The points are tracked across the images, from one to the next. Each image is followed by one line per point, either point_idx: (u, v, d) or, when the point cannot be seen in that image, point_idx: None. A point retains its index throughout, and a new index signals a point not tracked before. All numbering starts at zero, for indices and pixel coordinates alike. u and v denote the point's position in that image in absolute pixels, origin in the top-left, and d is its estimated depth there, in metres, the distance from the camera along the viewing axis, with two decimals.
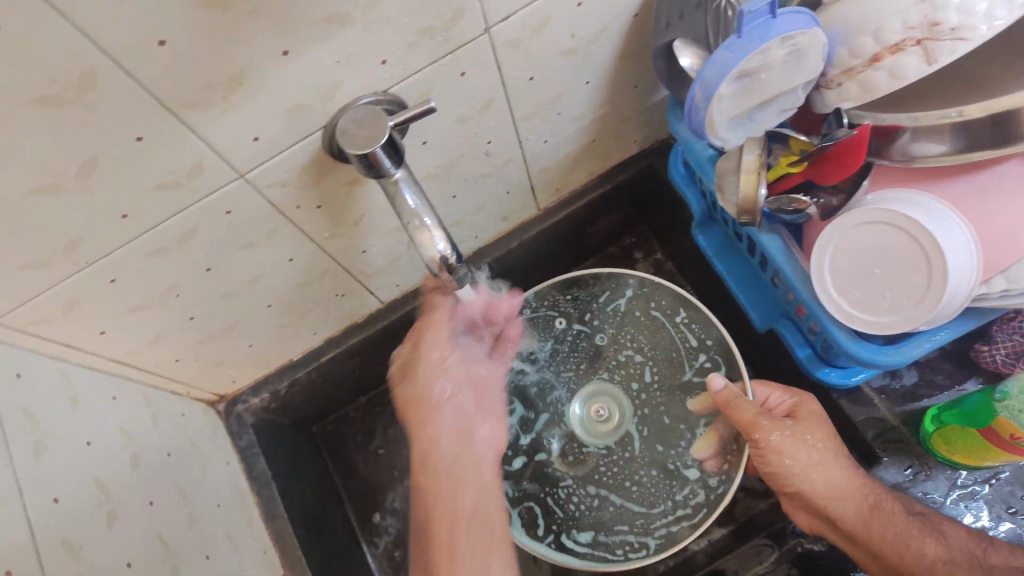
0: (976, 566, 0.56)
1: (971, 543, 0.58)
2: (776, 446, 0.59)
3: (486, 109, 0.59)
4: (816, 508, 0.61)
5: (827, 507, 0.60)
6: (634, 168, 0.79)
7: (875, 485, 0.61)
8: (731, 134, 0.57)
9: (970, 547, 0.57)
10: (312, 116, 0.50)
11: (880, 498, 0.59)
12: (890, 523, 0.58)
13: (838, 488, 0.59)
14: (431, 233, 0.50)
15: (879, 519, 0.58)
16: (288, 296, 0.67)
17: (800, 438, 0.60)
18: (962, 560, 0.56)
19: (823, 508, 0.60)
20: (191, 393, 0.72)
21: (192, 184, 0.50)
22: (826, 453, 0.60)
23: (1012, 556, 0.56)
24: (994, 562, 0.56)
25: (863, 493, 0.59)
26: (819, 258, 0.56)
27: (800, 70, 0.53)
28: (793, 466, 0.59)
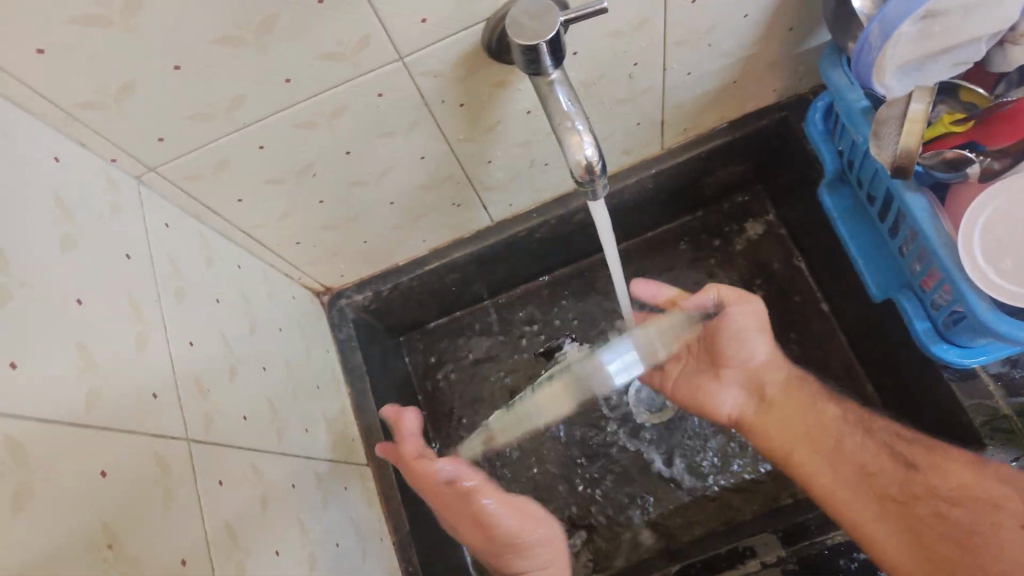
0: (862, 427, 0.63)
1: (864, 417, 0.64)
2: (735, 317, 0.64)
3: (641, 26, 0.58)
4: (749, 373, 0.68)
5: (757, 370, 0.67)
6: (764, 119, 0.77)
7: (802, 374, 0.68)
8: (896, 82, 0.54)
9: (860, 413, 0.64)
10: (481, 4, 0.50)
11: (802, 378, 0.67)
12: (806, 391, 0.66)
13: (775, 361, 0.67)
14: (581, 137, 0.50)
15: (799, 384, 0.66)
16: (410, 196, 0.69)
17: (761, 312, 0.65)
18: (853, 420, 0.64)
19: (755, 374, 0.67)
20: (303, 278, 0.75)
21: (355, 58, 0.51)
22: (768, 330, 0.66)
23: (894, 424, 0.63)
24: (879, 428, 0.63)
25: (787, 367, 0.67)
26: (974, 214, 0.53)
27: (991, 18, 0.50)
28: (747, 327, 0.65)
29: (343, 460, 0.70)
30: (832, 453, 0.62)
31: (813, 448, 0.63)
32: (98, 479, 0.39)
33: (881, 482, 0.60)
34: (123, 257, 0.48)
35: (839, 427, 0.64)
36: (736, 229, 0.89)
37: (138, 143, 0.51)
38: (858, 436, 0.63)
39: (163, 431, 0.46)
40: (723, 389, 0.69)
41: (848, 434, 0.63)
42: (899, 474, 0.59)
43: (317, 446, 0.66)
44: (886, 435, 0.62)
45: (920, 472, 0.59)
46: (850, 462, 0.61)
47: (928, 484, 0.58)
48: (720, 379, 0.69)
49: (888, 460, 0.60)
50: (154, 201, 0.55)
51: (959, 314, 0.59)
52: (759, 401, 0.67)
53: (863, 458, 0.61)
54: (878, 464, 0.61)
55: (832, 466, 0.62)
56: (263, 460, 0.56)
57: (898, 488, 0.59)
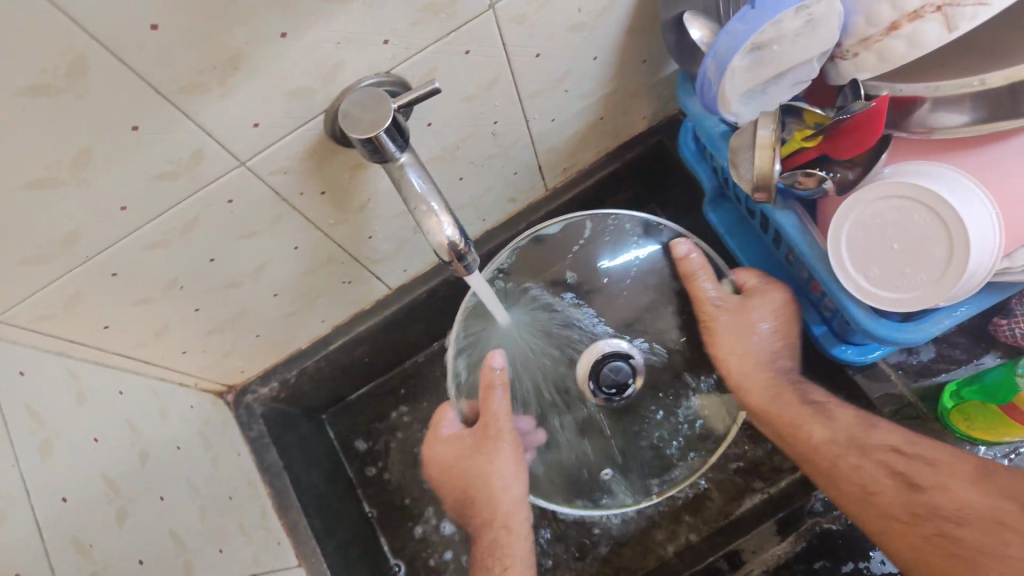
0: (856, 446, 0.56)
1: (858, 425, 0.57)
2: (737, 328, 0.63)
3: (491, 87, 0.57)
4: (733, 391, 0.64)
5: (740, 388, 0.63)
6: (642, 146, 0.77)
7: (798, 385, 0.61)
8: (743, 109, 0.56)
9: (852, 429, 0.56)
10: (313, 98, 0.48)
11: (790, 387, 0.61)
12: (786, 412, 0.60)
13: (748, 380, 0.63)
14: (439, 219, 0.49)
15: (780, 403, 0.60)
16: (294, 285, 0.66)
17: (736, 324, 0.63)
18: (844, 439, 0.56)
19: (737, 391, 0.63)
20: (199, 384, 0.71)
21: (192, 172, 0.48)
22: (779, 324, 0.62)
23: (889, 435, 0.55)
24: (873, 441, 0.55)
25: (765, 381, 0.62)
26: (837, 230, 0.54)
27: (814, 43, 0.51)
28: (730, 348, 0.63)
29: (270, 570, 0.66)
30: (826, 476, 0.57)
31: (811, 470, 0.58)
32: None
33: (883, 503, 0.53)
34: None
35: (829, 450, 0.56)
36: None
37: None
38: (854, 456, 0.55)
39: None
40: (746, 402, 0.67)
41: (834, 450, 0.56)
42: (899, 494, 0.52)
43: (235, 565, 0.62)
44: (880, 451, 0.54)
45: (924, 490, 0.51)
46: (874, 493, 0.53)
47: (926, 504, 0.51)
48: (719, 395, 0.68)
49: (887, 479, 0.53)
50: (5, 350, 0.51)
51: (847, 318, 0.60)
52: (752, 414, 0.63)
53: (866, 479, 0.54)
54: (880, 484, 0.53)
55: (833, 485, 0.56)
56: None
57: (922, 517, 0.50)
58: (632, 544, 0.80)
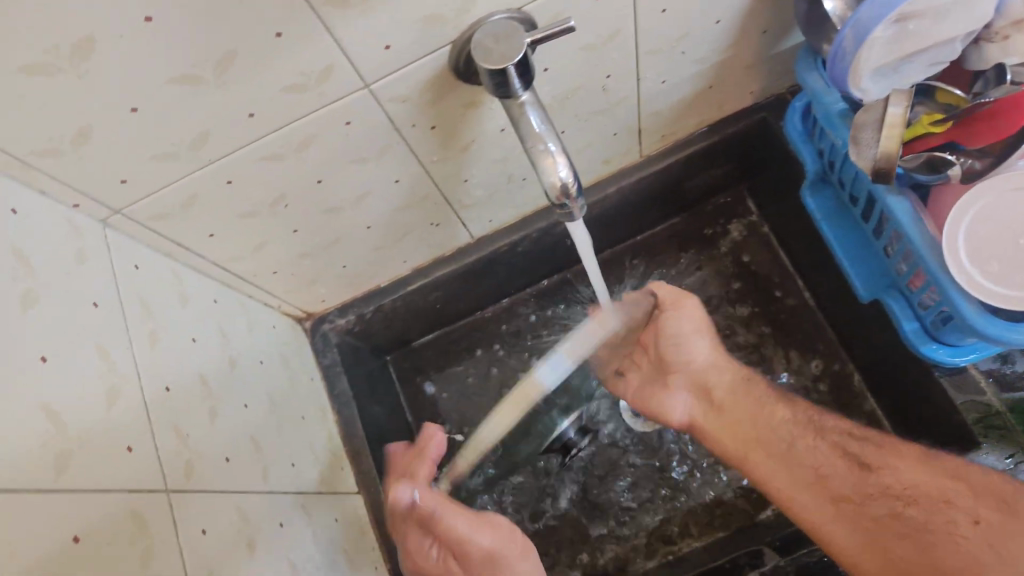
0: (813, 428, 0.60)
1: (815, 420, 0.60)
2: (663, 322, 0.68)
3: (612, 39, 0.56)
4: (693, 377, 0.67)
5: (704, 373, 0.67)
6: (744, 122, 0.75)
7: (751, 378, 0.66)
8: (873, 85, 0.52)
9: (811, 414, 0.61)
10: (445, 27, 0.49)
11: (753, 378, 0.65)
12: (749, 396, 0.64)
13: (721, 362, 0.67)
14: (555, 159, 0.49)
15: (746, 388, 0.65)
16: (387, 219, 0.67)
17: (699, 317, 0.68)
18: (804, 421, 0.60)
19: (702, 379, 0.67)
20: (282, 306, 0.73)
21: (319, 89, 0.49)
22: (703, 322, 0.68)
23: (843, 422, 0.59)
24: (829, 426, 0.60)
25: (734, 367, 0.67)
26: (960, 215, 0.52)
27: (965, 14, 0.49)
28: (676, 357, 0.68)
29: (332, 492, 0.68)
30: (780, 455, 0.60)
31: (763, 451, 0.60)
32: (71, 546, 0.39)
33: (834, 483, 0.56)
34: (90, 305, 0.47)
35: (791, 431, 0.60)
36: (721, 229, 0.88)
37: (100, 187, 0.49)
38: (810, 438, 0.59)
39: (140, 486, 0.45)
40: (672, 398, 0.68)
41: (790, 433, 0.60)
42: (850, 474, 0.55)
43: (303, 479, 0.65)
44: (834, 434, 0.59)
45: (874, 471, 0.55)
46: (818, 471, 0.57)
47: (881, 483, 0.54)
48: (668, 387, 0.69)
49: (840, 460, 0.57)
50: (123, 242, 0.54)
51: (948, 315, 0.58)
52: (707, 404, 0.66)
53: (819, 462, 0.57)
54: (832, 466, 0.57)
55: (784, 467, 0.59)
56: (248, 501, 0.56)
57: (848, 487, 0.55)
58: (689, 519, 0.79)
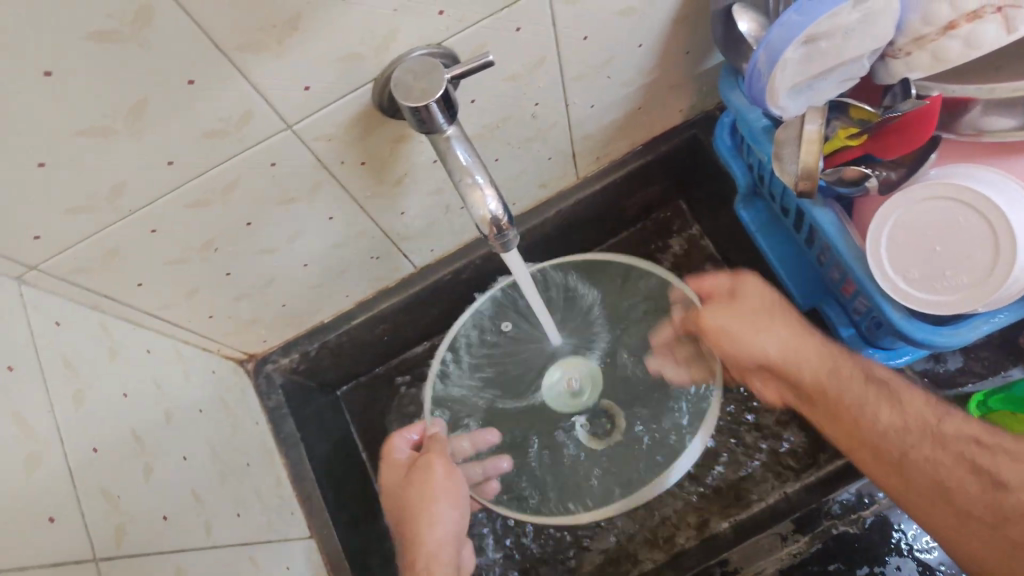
0: (932, 434, 0.47)
1: (927, 414, 0.48)
2: (726, 330, 0.56)
3: (536, 68, 0.57)
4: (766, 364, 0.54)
5: (792, 361, 0.53)
6: (676, 139, 0.77)
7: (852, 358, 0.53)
8: (789, 103, 0.54)
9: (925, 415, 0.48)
10: (364, 67, 0.48)
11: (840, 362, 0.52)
12: (846, 394, 0.50)
13: (796, 356, 0.53)
14: (483, 192, 0.49)
15: (842, 385, 0.51)
16: (324, 256, 0.66)
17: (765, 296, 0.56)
18: (918, 427, 0.48)
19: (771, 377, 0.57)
20: (221, 349, 0.71)
21: (240, 132, 0.48)
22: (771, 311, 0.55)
23: (967, 424, 0.47)
24: (949, 432, 0.47)
25: (822, 357, 0.52)
26: (878, 230, 0.54)
27: (870, 39, 0.51)
28: (732, 343, 0.55)
29: (283, 540, 0.66)
30: (892, 472, 0.48)
31: (881, 464, 0.48)
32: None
33: (962, 502, 0.45)
34: (5, 368, 0.45)
35: (902, 440, 0.48)
36: (662, 245, 0.89)
37: (9, 243, 0.47)
38: (927, 448, 0.47)
39: (63, 558, 0.43)
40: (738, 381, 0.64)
41: (902, 438, 0.48)
42: (981, 493, 0.44)
43: (250, 529, 0.62)
44: (959, 442, 0.46)
45: (1011, 491, 0.44)
46: (931, 484, 0.46)
47: (1010, 507, 0.43)
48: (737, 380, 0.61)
49: (968, 475, 0.45)
50: (41, 299, 0.52)
51: (879, 321, 0.59)
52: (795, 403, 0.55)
53: (940, 473, 0.46)
54: (963, 485, 0.45)
55: (906, 486, 0.47)
56: (190, 559, 0.53)
57: (977, 506, 0.44)
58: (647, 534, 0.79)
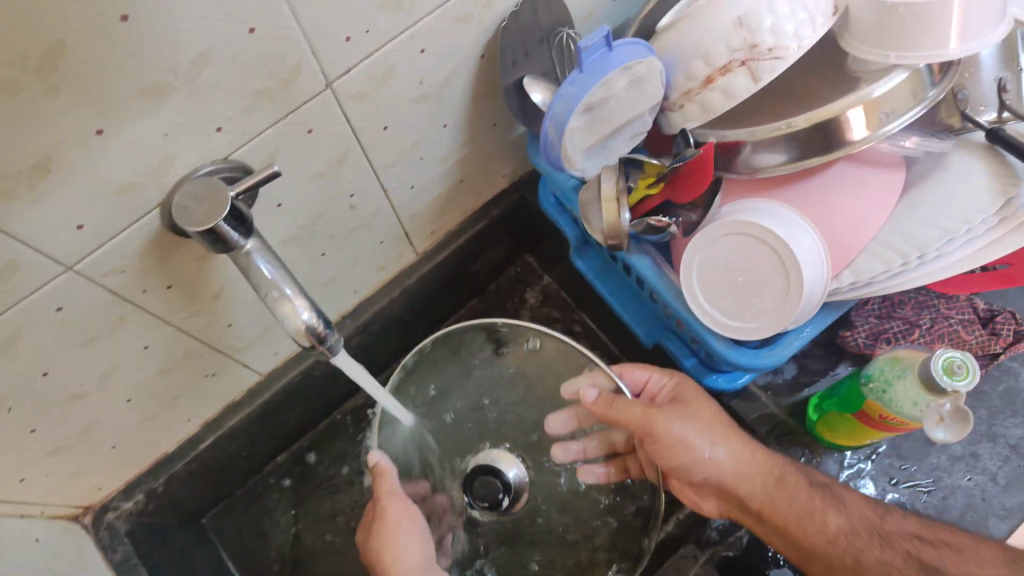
0: (875, 534, 0.54)
1: (868, 516, 0.55)
2: (666, 448, 0.56)
3: (340, 164, 0.57)
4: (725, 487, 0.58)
5: (733, 483, 0.57)
6: (506, 202, 0.79)
7: (782, 476, 0.57)
8: (587, 163, 0.58)
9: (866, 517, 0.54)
10: (143, 194, 0.46)
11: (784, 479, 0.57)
12: (786, 507, 0.56)
13: (734, 470, 0.57)
14: (293, 303, 0.47)
15: (784, 492, 0.56)
16: (149, 386, 0.61)
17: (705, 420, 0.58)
18: (862, 527, 0.54)
19: (728, 487, 0.58)
20: (48, 509, 0.63)
21: (10, 284, 0.44)
22: (714, 421, 0.58)
23: (905, 521, 0.54)
24: (891, 529, 0.54)
25: (767, 469, 0.57)
26: (688, 271, 0.57)
27: (643, 100, 0.55)
28: (688, 458, 0.57)
29: None
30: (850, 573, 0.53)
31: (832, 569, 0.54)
32: None
33: None
34: None
35: (847, 538, 0.54)
36: (518, 300, 0.91)
37: None
38: (875, 548, 0.53)
39: None
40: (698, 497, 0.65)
41: (851, 542, 0.54)
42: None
43: None
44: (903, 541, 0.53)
45: None
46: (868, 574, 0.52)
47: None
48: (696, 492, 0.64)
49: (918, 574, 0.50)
50: None
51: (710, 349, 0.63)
52: (741, 509, 0.59)
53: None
54: None
55: None
56: None
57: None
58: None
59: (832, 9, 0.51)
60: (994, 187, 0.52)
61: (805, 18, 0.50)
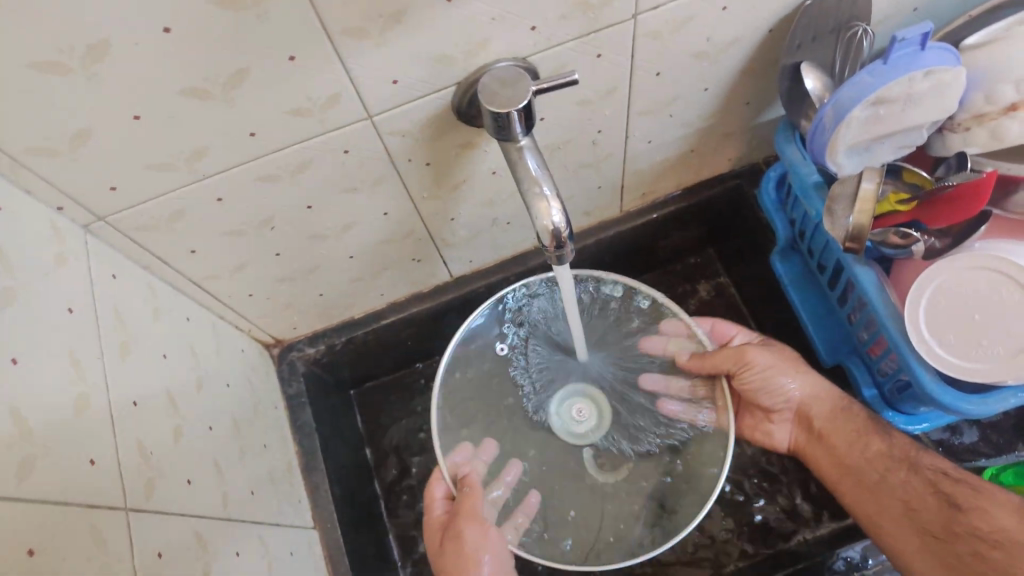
0: (908, 463, 0.59)
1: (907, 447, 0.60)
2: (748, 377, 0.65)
3: (605, 97, 0.59)
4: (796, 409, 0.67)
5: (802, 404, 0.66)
6: (720, 187, 0.79)
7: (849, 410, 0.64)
8: (847, 161, 0.57)
9: (907, 448, 0.60)
10: (451, 69, 0.50)
11: (848, 408, 0.64)
12: (847, 428, 0.63)
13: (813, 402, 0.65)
14: (548, 203, 0.50)
15: (843, 420, 0.63)
16: (369, 250, 0.67)
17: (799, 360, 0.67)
18: (899, 455, 0.60)
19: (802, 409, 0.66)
20: (251, 330, 0.72)
21: (324, 115, 0.50)
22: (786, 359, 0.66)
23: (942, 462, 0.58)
24: (924, 462, 0.59)
25: (834, 403, 0.65)
26: (918, 293, 0.55)
27: (934, 108, 0.53)
28: (765, 385, 0.65)
29: (290, 524, 0.66)
30: (874, 490, 0.60)
31: (859, 480, 0.61)
32: (25, 559, 0.36)
33: (923, 519, 0.56)
34: (66, 309, 0.46)
35: (883, 462, 0.60)
36: (688, 289, 0.90)
37: (87, 191, 0.48)
38: (904, 474, 0.59)
39: (101, 501, 0.42)
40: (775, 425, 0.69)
41: (886, 466, 0.60)
42: (938, 513, 0.55)
43: (262, 508, 0.62)
44: (931, 472, 0.58)
45: (963, 513, 0.54)
46: (891, 494, 0.59)
47: (964, 526, 0.53)
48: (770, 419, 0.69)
49: (934, 499, 0.56)
50: (101, 249, 0.53)
51: (904, 384, 0.60)
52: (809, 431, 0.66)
53: (909, 494, 0.57)
54: (922, 503, 0.57)
55: (878, 500, 0.59)
56: (207, 527, 0.53)
57: (932, 526, 0.55)
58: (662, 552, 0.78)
59: None
60: None
61: None
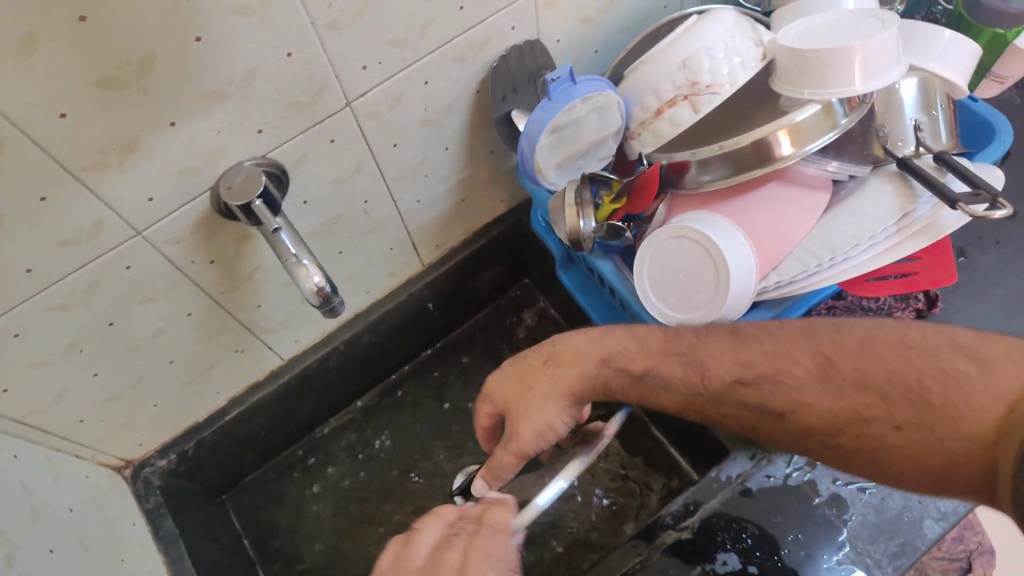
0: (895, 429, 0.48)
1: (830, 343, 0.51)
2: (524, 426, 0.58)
3: (357, 171, 0.70)
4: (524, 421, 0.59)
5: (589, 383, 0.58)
6: (503, 226, 0.91)
7: (647, 379, 0.58)
8: (558, 178, 0.72)
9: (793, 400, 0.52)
10: (198, 178, 0.59)
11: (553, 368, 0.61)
12: (724, 406, 0.56)
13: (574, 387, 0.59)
14: (308, 269, 0.57)
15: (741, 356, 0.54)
16: (188, 352, 0.73)
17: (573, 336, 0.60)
18: (847, 414, 0.50)
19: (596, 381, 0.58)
20: (95, 457, 0.75)
21: (93, 241, 0.58)
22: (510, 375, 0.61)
23: (895, 403, 0.48)
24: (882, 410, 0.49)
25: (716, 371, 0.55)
26: (639, 269, 0.68)
27: (604, 124, 0.69)
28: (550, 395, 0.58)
29: None
30: (879, 453, 0.50)
31: (849, 452, 0.51)
32: None
33: (902, 415, 0.48)
34: None
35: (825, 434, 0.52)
36: (515, 320, 1.01)
37: None
38: (896, 430, 0.49)
39: None
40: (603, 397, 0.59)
41: (865, 424, 0.50)
42: (859, 415, 0.50)
43: None
44: (730, 388, 0.55)
45: (936, 407, 0.47)
46: (902, 462, 0.49)
47: (939, 450, 0.47)
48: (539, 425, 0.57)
49: (905, 428, 0.48)
50: None
51: None
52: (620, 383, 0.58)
53: (858, 397, 0.50)
54: (884, 405, 0.49)
55: (900, 472, 0.50)
56: None
57: (905, 446, 0.48)
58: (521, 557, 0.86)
59: (761, 55, 0.63)
60: (896, 204, 0.62)
61: (739, 63, 0.62)
